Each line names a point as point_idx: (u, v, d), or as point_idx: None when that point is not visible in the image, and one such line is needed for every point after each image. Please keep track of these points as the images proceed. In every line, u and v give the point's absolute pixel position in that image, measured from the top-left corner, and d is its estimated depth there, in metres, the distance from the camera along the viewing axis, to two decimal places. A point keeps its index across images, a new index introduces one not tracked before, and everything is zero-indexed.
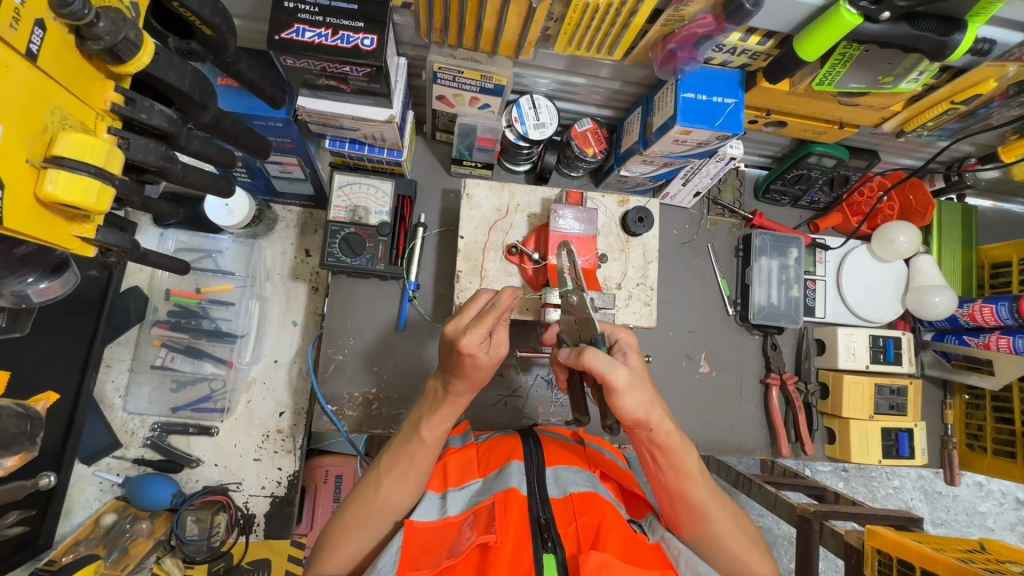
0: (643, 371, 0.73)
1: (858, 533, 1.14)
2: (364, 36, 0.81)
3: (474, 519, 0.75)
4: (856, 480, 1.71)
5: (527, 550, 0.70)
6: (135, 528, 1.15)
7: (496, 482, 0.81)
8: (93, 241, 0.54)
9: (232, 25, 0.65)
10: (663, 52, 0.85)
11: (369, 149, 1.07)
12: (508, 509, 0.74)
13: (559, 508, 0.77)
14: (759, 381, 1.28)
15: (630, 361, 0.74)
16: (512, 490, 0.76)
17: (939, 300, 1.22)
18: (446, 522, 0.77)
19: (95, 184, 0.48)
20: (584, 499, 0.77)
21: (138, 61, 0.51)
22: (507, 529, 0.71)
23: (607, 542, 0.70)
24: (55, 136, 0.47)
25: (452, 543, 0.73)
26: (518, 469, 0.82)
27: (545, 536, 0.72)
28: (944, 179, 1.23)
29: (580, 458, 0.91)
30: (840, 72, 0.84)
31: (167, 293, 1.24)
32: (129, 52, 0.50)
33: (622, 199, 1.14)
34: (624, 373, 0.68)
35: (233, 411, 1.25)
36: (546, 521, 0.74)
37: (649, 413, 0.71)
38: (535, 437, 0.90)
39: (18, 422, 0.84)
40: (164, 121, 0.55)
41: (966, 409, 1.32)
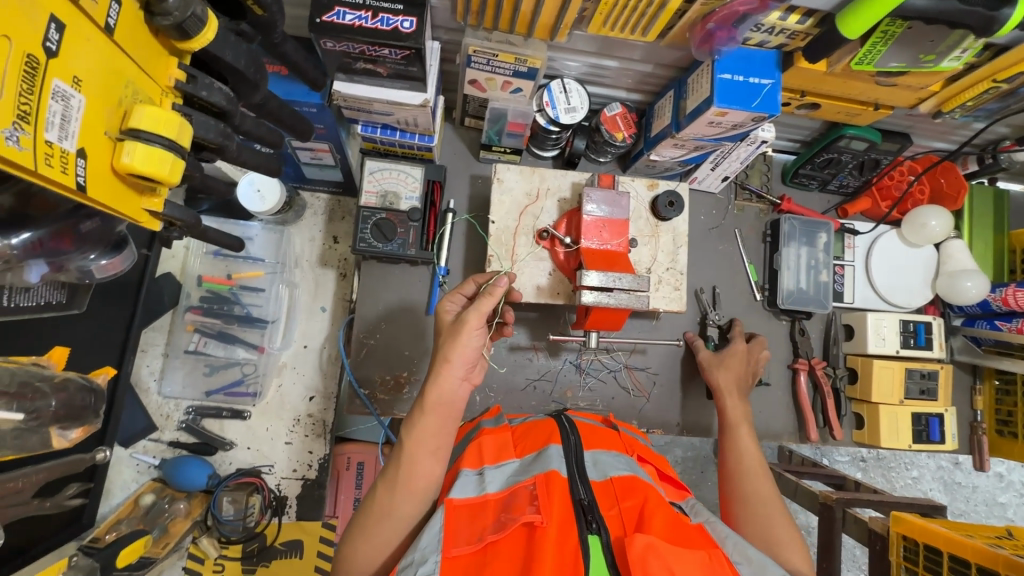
0: (737, 365, 1.11)
1: (881, 520, 1.14)
2: (404, 19, 0.81)
3: (514, 498, 0.76)
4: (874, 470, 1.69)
5: (572, 531, 0.71)
6: (173, 508, 1.17)
7: (537, 464, 0.82)
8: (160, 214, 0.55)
9: (281, 5, 0.65)
10: (702, 32, 0.85)
11: (401, 135, 1.08)
12: (550, 490, 0.75)
13: (601, 491, 0.79)
14: (786, 366, 1.28)
15: (731, 358, 1.12)
16: (554, 473, 0.78)
17: (971, 285, 1.21)
18: (487, 500, 0.78)
19: (168, 156, 0.49)
20: (625, 483, 0.80)
21: (203, 37, 0.51)
22: (552, 510, 0.73)
23: (651, 525, 0.71)
24: (130, 109, 0.48)
25: (492, 520, 0.74)
26: (558, 452, 0.84)
27: (588, 517, 0.73)
28: (977, 161, 1.21)
29: (617, 443, 0.92)
30: (882, 51, 0.84)
31: (200, 279, 1.25)
32: (196, 28, 0.50)
33: (651, 183, 1.14)
34: (709, 355, 1.14)
35: (265, 395, 1.27)
36: (589, 503, 0.75)
37: (724, 388, 1.06)
38: (570, 422, 0.92)
39: (83, 395, 0.92)
40: (223, 98, 0.56)
41: (995, 396, 1.32)
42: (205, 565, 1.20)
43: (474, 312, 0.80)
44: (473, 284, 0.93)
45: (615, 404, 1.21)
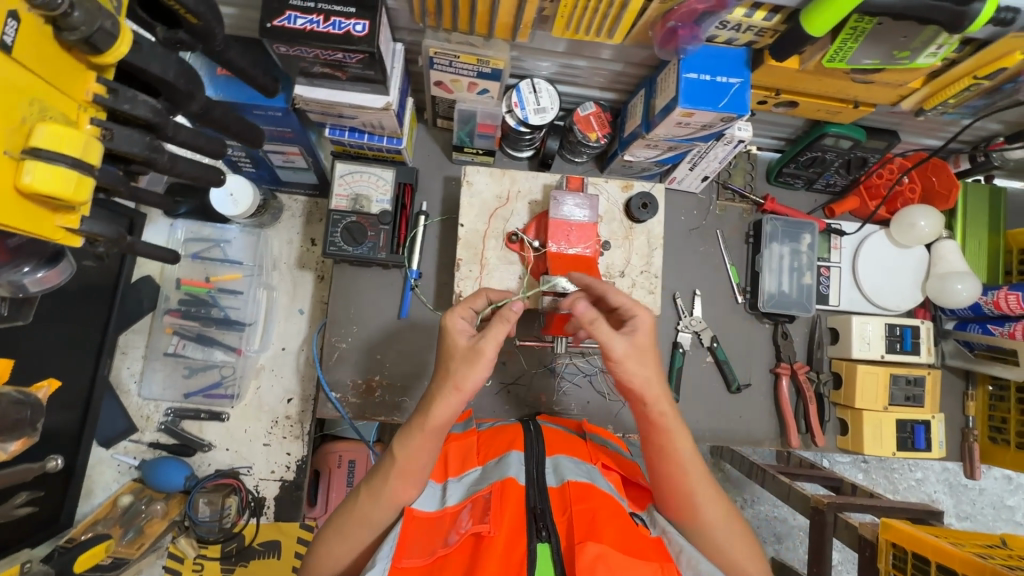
0: (651, 348, 0.79)
1: (871, 526, 1.12)
2: (357, 22, 0.80)
3: (471, 508, 0.75)
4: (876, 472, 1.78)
5: (522, 540, 0.69)
6: (150, 509, 1.19)
7: (495, 471, 0.82)
8: (78, 231, 0.54)
9: (218, 12, 0.64)
10: (663, 30, 0.82)
11: (369, 138, 1.07)
12: (505, 501, 0.74)
13: (556, 497, 0.77)
14: (769, 370, 1.25)
15: (639, 339, 0.79)
16: (510, 481, 0.77)
17: (961, 287, 1.17)
18: (444, 513, 0.78)
19: (74, 175, 0.49)
20: (581, 488, 0.76)
21: (116, 51, 0.52)
22: (502, 520, 0.71)
23: (603, 532, 0.69)
24: (33, 128, 0.47)
25: (447, 532, 0.74)
26: (518, 459, 0.83)
27: (539, 525, 0.71)
28: (969, 160, 1.16)
29: (583, 450, 0.91)
30: (853, 48, 0.80)
31: (178, 282, 1.26)
32: (106, 42, 0.50)
33: (625, 184, 1.12)
34: (621, 345, 0.77)
35: (243, 397, 1.28)
36: (541, 510, 0.73)
37: (640, 387, 0.79)
38: (536, 428, 0.91)
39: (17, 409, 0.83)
40: (149, 111, 0.56)
41: (988, 402, 1.27)
42: (183, 564, 1.21)
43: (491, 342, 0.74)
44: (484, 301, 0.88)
45: (591, 409, 1.20)
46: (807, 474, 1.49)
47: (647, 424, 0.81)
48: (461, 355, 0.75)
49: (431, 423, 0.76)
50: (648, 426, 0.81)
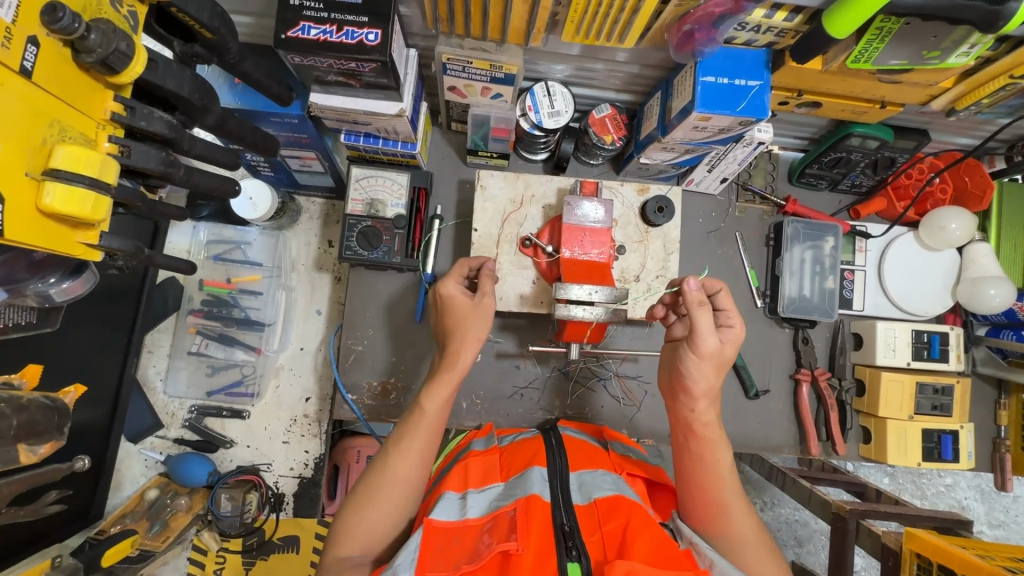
0: (730, 361, 0.83)
1: (896, 535, 1.12)
2: (369, 31, 0.80)
3: (495, 524, 0.76)
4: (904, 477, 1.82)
5: (552, 559, 0.71)
6: (175, 503, 1.22)
7: (518, 487, 0.83)
8: (98, 246, 0.56)
9: (232, 26, 0.65)
10: (679, 34, 0.80)
11: (384, 143, 1.07)
12: (531, 516, 0.75)
13: (584, 515, 0.79)
14: (788, 376, 1.23)
15: (727, 349, 0.83)
16: (535, 497, 0.78)
17: (994, 293, 1.11)
18: (466, 525, 0.77)
19: (90, 195, 0.50)
20: (609, 504, 0.78)
21: (132, 71, 0.53)
22: (531, 538, 0.72)
23: (634, 548, 0.69)
24: (52, 149, 0.49)
25: (473, 547, 0.73)
26: (540, 476, 0.85)
27: (569, 544, 0.73)
28: (1005, 160, 1.12)
29: (606, 462, 0.93)
30: (879, 48, 0.77)
31: (201, 283, 1.29)
32: (122, 63, 0.51)
33: (641, 188, 1.10)
34: (712, 343, 0.80)
35: (263, 395, 1.31)
36: (569, 529, 0.75)
37: (705, 393, 0.82)
38: (558, 441, 0.94)
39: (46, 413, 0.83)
40: (165, 126, 0.57)
41: (1023, 412, 1.21)
42: (207, 557, 1.26)
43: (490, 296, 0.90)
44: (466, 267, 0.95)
45: (605, 414, 1.19)
46: (831, 478, 1.46)
47: (688, 430, 0.85)
48: (471, 312, 0.88)
49: (456, 368, 0.85)
50: (688, 432, 0.85)
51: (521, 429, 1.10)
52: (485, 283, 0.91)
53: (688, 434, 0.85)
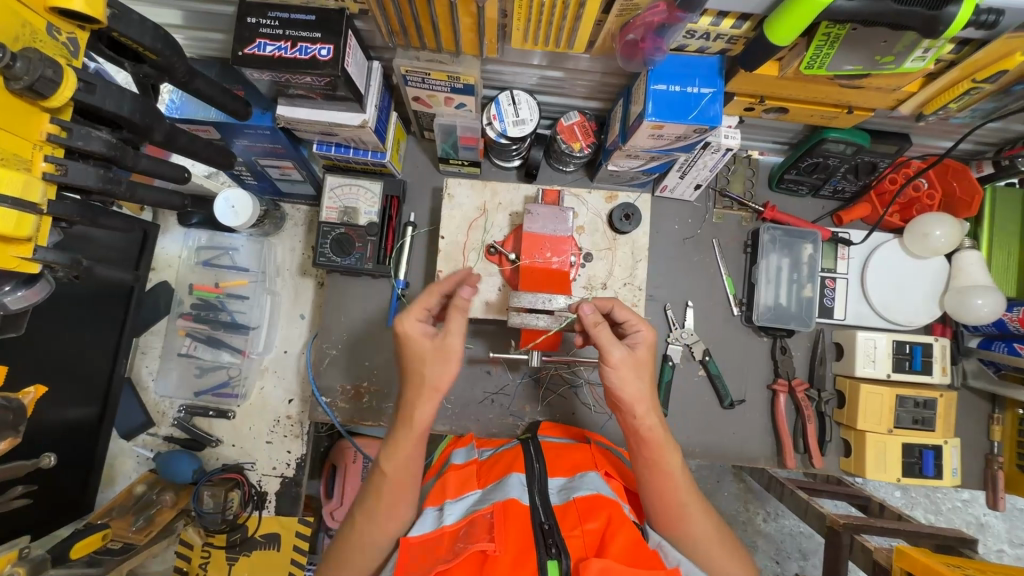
0: (647, 362, 0.84)
1: (887, 552, 1.08)
2: (322, 47, 0.83)
3: (471, 527, 0.77)
4: (916, 491, 1.77)
5: (532, 556, 0.72)
6: (160, 499, 1.27)
7: (495, 493, 0.84)
8: (34, 259, 0.59)
9: (178, 47, 0.68)
10: (623, 43, 0.80)
11: (354, 152, 1.09)
12: (508, 519, 0.77)
13: (562, 515, 0.80)
14: (766, 387, 1.20)
15: (638, 353, 0.84)
16: (512, 501, 0.80)
17: (981, 303, 1.06)
18: (443, 533, 0.79)
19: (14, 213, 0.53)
20: (588, 503, 0.80)
21: (60, 96, 0.56)
22: (508, 540, 0.74)
23: (610, 548, 0.72)
24: None
25: (449, 550, 0.75)
26: (519, 482, 0.86)
27: (548, 542, 0.74)
28: (993, 165, 1.08)
29: (585, 460, 0.94)
30: (829, 54, 0.75)
31: (191, 287, 1.35)
32: (49, 88, 0.54)
33: (609, 195, 1.10)
34: (621, 353, 0.80)
35: (248, 396, 1.35)
36: (549, 526, 0.77)
37: (633, 399, 0.81)
38: (536, 450, 0.95)
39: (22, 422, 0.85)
40: (102, 145, 0.61)
41: (1019, 428, 1.15)
42: (193, 551, 1.32)
43: (456, 334, 0.81)
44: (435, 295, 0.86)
45: (576, 420, 1.19)
46: (832, 491, 1.41)
47: (640, 440, 0.83)
48: (432, 355, 0.80)
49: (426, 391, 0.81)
50: (638, 441, 0.83)
51: (503, 440, 1.08)
52: (453, 322, 0.81)
53: (640, 443, 0.83)
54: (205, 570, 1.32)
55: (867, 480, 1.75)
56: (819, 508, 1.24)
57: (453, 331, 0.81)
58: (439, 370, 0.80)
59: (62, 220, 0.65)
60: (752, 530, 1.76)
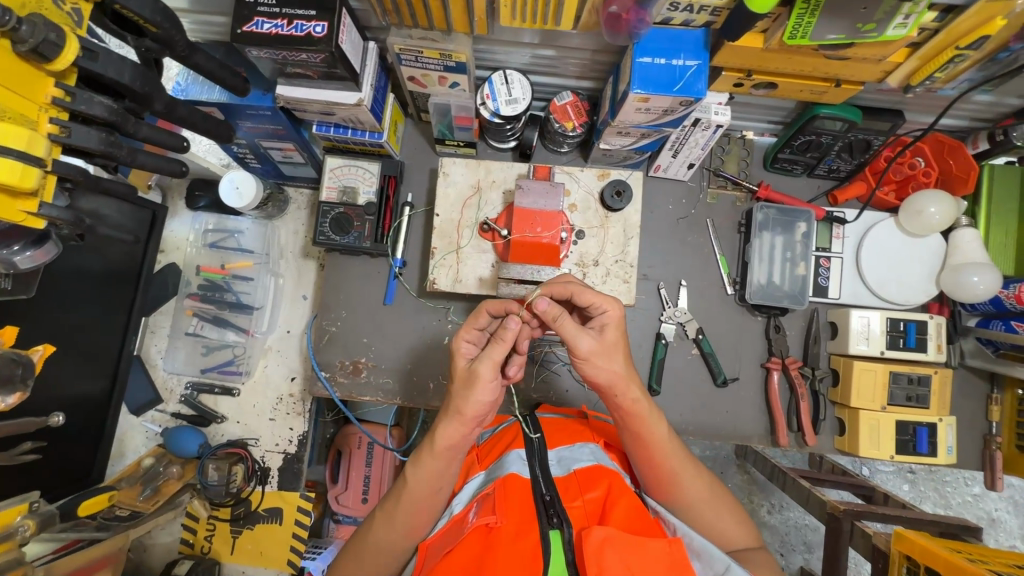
0: (618, 343, 0.82)
1: (887, 535, 1.08)
2: (316, 24, 0.86)
3: (479, 505, 0.80)
4: (925, 484, 1.74)
5: (533, 527, 0.73)
6: (167, 471, 1.32)
7: (497, 471, 0.86)
8: (40, 215, 0.63)
9: (177, 22, 0.71)
10: (607, 16, 0.82)
11: (352, 133, 1.12)
12: (508, 493, 0.78)
13: (563, 486, 0.81)
14: (760, 365, 1.20)
15: (607, 336, 0.82)
16: (512, 476, 0.80)
17: (977, 280, 1.05)
18: (454, 520, 0.82)
19: (19, 165, 0.57)
20: (588, 474, 0.82)
21: (63, 59, 0.60)
22: (509, 512, 0.75)
23: (612, 515, 0.74)
24: None
25: (459, 529, 0.79)
26: (518, 456, 0.87)
27: (550, 513, 0.76)
28: (988, 139, 1.05)
29: (583, 431, 0.96)
30: (811, 21, 0.76)
31: (198, 269, 1.39)
32: (52, 51, 0.58)
33: (601, 173, 1.11)
34: (589, 343, 0.79)
35: (252, 374, 1.39)
36: (550, 498, 0.78)
37: (617, 381, 0.81)
38: (534, 424, 0.95)
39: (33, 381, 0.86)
40: (104, 110, 0.64)
41: (1017, 408, 1.14)
42: (198, 524, 1.36)
43: (486, 363, 0.75)
44: (487, 316, 0.86)
45: (570, 398, 1.21)
46: (835, 479, 1.40)
47: (623, 416, 0.85)
48: (460, 379, 0.78)
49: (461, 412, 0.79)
50: (622, 416, 0.85)
51: (502, 417, 1.10)
52: (488, 351, 0.76)
53: (625, 417, 0.85)
54: (210, 542, 1.35)
55: (874, 472, 1.73)
56: (821, 495, 1.22)
57: (487, 358, 0.76)
58: (467, 395, 0.77)
59: (65, 181, 0.68)
60: (756, 520, 1.75)
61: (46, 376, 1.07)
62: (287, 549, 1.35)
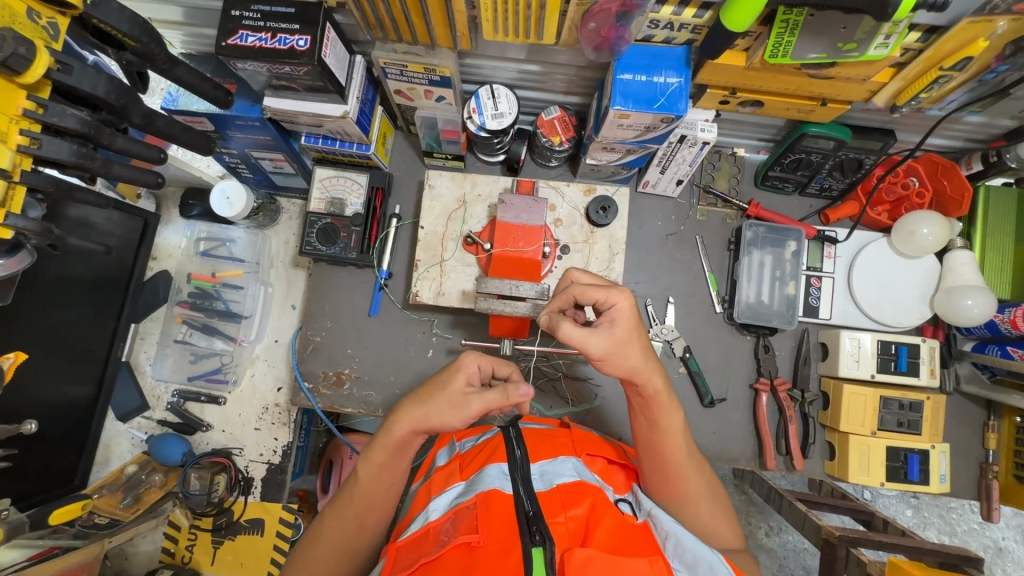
0: (632, 335, 0.78)
1: (881, 565, 1.04)
2: (300, 37, 0.87)
3: (455, 520, 0.75)
4: (929, 510, 1.69)
5: (515, 545, 0.69)
6: (150, 479, 1.32)
7: (476, 484, 0.80)
8: (8, 226, 0.64)
9: (158, 36, 0.72)
10: (586, 32, 0.82)
11: (340, 144, 1.13)
12: (491, 510, 0.74)
13: (546, 501, 0.77)
14: (748, 386, 1.18)
15: (618, 329, 0.78)
16: (495, 492, 0.76)
17: (972, 303, 1.02)
18: (428, 528, 0.76)
19: None
20: (571, 490, 0.78)
21: (34, 73, 0.61)
22: (492, 530, 0.71)
23: (595, 536, 0.71)
24: None
25: (433, 543, 0.73)
26: (500, 471, 0.82)
27: (532, 529, 0.71)
28: (982, 160, 1.04)
29: (565, 444, 0.90)
30: (791, 41, 0.75)
31: (189, 276, 1.40)
32: (22, 65, 0.59)
33: (587, 188, 1.11)
34: (601, 343, 0.76)
35: (239, 383, 1.38)
36: (534, 514, 0.73)
37: (640, 370, 0.79)
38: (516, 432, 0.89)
39: None
40: (77, 122, 0.65)
41: (1016, 435, 1.11)
42: (180, 533, 1.35)
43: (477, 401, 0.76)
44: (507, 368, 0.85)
45: (554, 414, 1.19)
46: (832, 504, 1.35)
47: (643, 400, 0.84)
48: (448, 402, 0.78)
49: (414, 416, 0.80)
50: (643, 403, 0.84)
51: (483, 428, 1.05)
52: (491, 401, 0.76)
53: (645, 402, 0.84)
54: (191, 552, 1.34)
55: (876, 497, 1.68)
56: (816, 520, 1.17)
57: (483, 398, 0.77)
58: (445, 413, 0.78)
59: (37, 191, 0.69)
60: (753, 543, 1.71)
61: (25, 380, 1.06)
62: (268, 561, 1.34)
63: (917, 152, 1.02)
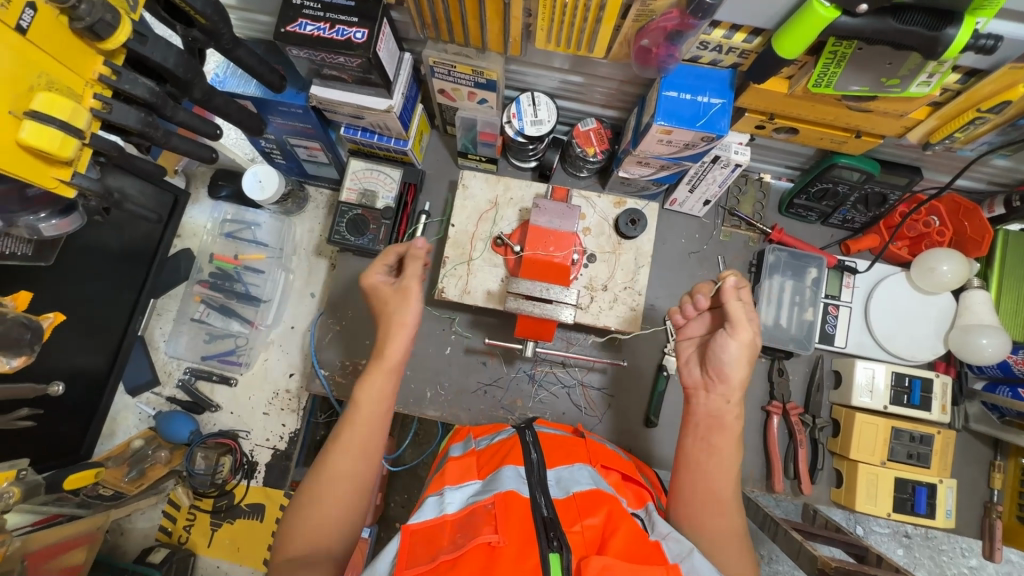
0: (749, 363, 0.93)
1: None
2: (357, 30, 0.89)
3: (473, 517, 0.74)
4: (920, 551, 1.69)
5: (532, 549, 0.68)
6: (155, 455, 1.32)
7: (493, 483, 0.80)
8: (71, 184, 0.67)
9: (226, 16, 0.74)
10: (638, 47, 0.85)
11: (379, 138, 1.15)
12: (509, 510, 0.74)
13: (562, 509, 0.77)
14: (759, 409, 1.18)
15: None
16: (512, 493, 0.76)
17: (986, 342, 1.04)
18: (443, 521, 0.75)
19: (60, 134, 0.60)
20: (587, 498, 0.78)
21: (116, 40, 0.64)
22: (511, 531, 0.70)
23: (612, 544, 0.70)
24: (35, 92, 0.59)
25: (451, 539, 0.71)
26: (516, 473, 0.82)
27: (550, 536, 0.70)
28: (1005, 205, 1.07)
29: (579, 452, 0.91)
30: (836, 72, 0.78)
31: (212, 256, 1.41)
32: (106, 31, 0.62)
33: (618, 201, 1.13)
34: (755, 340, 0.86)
35: (252, 366, 1.38)
36: (551, 519, 0.73)
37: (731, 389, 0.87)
38: (533, 436, 0.90)
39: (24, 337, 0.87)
40: (146, 91, 0.68)
41: (1020, 477, 1.13)
42: (179, 512, 1.34)
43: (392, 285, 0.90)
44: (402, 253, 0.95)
45: (566, 420, 1.19)
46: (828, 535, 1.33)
47: (708, 422, 0.88)
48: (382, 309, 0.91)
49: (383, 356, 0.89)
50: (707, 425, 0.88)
51: (497, 428, 1.05)
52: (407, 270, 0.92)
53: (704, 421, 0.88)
54: (188, 532, 1.33)
55: (869, 533, 1.68)
56: (812, 549, 1.09)
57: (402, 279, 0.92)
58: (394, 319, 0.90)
59: (99, 155, 0.72)
60: None
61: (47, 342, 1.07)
62: (264, 548, 1.32)
63: (943, 192, 1.05)
